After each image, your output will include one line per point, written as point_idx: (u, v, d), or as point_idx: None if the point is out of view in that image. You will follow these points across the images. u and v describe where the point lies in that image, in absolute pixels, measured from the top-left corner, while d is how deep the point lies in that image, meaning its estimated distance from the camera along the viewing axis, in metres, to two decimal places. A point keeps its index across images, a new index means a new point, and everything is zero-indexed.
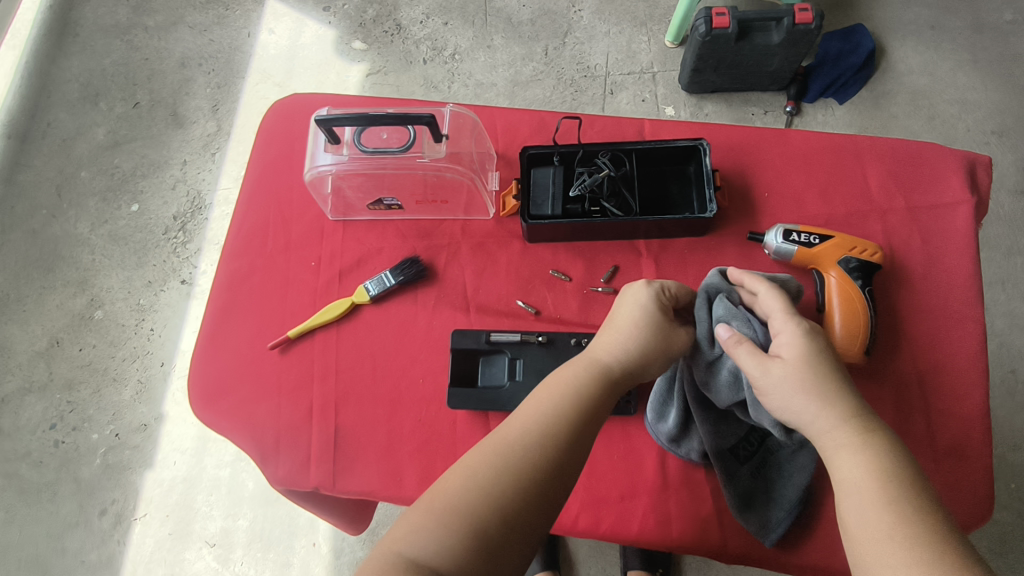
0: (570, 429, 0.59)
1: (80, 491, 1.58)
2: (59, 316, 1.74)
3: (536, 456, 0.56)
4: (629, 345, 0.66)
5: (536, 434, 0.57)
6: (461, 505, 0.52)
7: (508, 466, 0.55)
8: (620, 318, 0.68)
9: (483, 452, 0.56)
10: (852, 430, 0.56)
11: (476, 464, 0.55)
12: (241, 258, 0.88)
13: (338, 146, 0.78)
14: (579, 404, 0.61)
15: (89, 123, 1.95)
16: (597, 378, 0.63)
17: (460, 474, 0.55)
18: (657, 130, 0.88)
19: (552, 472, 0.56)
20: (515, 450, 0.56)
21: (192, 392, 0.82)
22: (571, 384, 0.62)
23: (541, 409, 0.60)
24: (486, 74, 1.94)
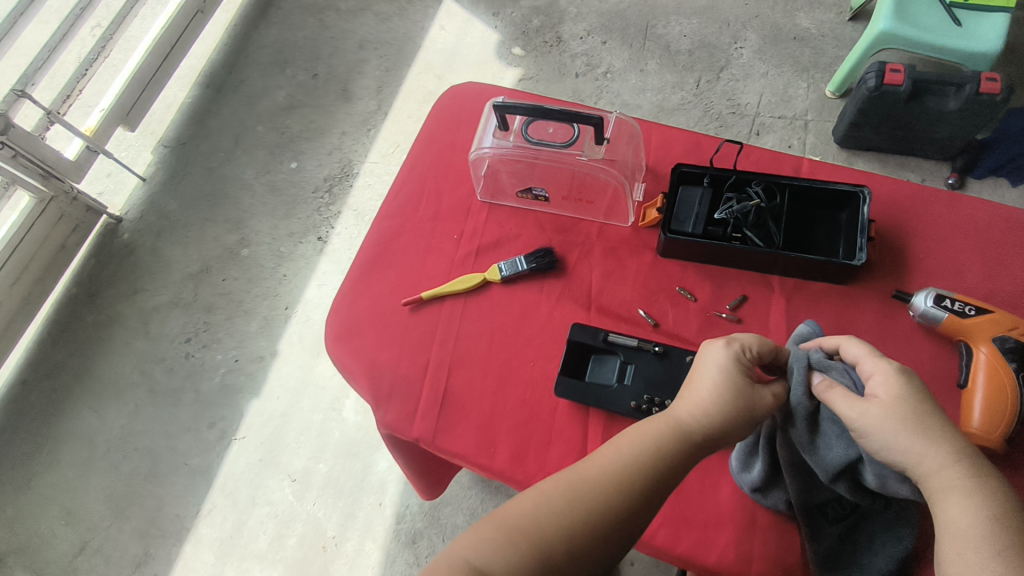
0: (636, 481, 0.60)
1: (198, 402, 1.76)
2: (213, 246, 1.97)
3: (599, 503, 0.59)
4: (705, 406, 0.63)
5: (602, 482, 0.60)
6: (523, 531, 0.58)
7: (571, 506, 0.59)
8: (700, 376, 0.65)
9: (551, 487, 0.61)
10: (961, 476, 0.53)
11: (544, 497, 0.60)
12: (394, 219, 0.97)
13: (506, 132, 0.85)
14: (647, 459, 0.61)
15: (274, 85, 2.20)
16: (670, 436, 0.62)
17: (529, 503, 0.60)
18: (814, 171, 0.87)
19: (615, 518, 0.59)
20: (581, 491, 0.60)
21: (329, 329, 0.92)
22: (642, 438, 0.62)
23: (611, 456, 0.62)
24: (633, 95, 1.97)
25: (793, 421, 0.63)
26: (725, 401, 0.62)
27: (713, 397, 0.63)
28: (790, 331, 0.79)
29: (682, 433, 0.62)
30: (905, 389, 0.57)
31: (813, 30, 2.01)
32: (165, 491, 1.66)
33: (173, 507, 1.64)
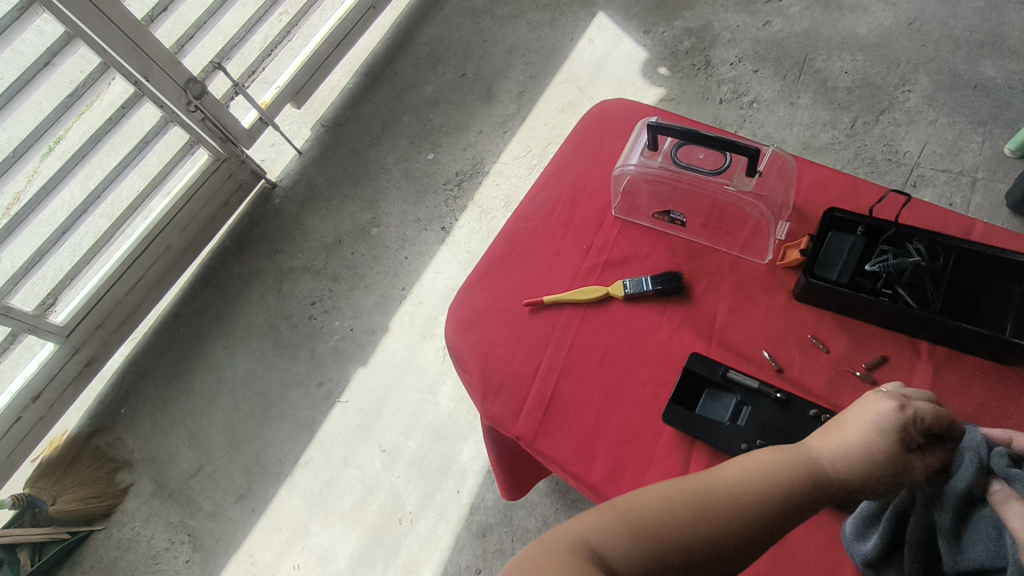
0: (769, 507, 0.60)
1: (311, 360, 1.91)
2: (348, 222, 2.13)
3: (730, 518, 0.59)
4: (852, 457, 0.63)
5: (737, 499, 0.60)
6: (654, 523, 0.58)
7: (702, 512, 0.59)
8: (852, 427, 0.65)
9: (682, 489, 0.61)
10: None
11: (677, 496, 0.60)
12: (527, 223, 1.01)
13: (654, 152, 0.85)
14: (784, 490, 0.61)
15: (424, 80, 2.34)
16: (810, 476, 0.63)
17: (660, 498, 0.60)
18: (986, 236, 0.79)
19: (741, 535, 0.59)
20: (716, 501, 0.60)
21: (451, 317, 0.98)
22: (780, 469, 0.63)
23: (749, 477, 0.62)
24: (778, 128, 1.88)
25: (939, 510, 0.59)
26: (877, 458, 0.63)
27: (866, 451, 0.63)
28: None
29: (824, 477, 0.63)
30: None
31: (999, 79, 1.82)
32: (271, 435, 1.82)
33: (277, 451, 1.79)
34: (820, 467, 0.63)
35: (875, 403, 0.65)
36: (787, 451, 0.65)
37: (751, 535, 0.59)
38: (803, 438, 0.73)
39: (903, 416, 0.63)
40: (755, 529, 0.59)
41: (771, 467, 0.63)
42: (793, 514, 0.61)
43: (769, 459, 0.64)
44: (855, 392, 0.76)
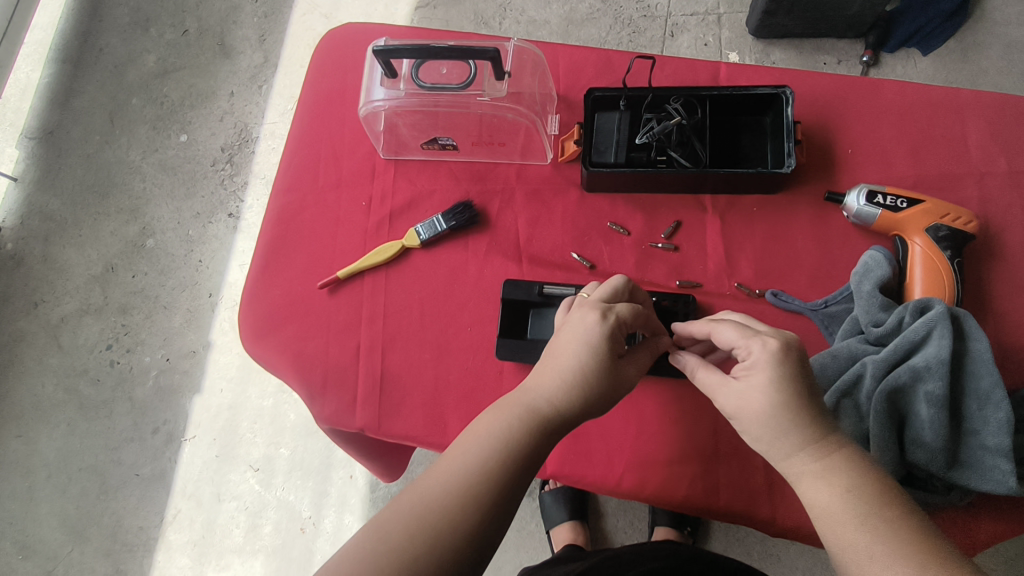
0: (498, 482, 0.54)
1: (134, 409, 1.63)
2: (113, 242, 1.76)
3: (458, 514, 0.51)
4: (565, 391, 0.60)
5: (461, 488, 0.53)
6: None
7: (425, 523, 0.50)
8: (561, 357, 0.62)
9: (400, 505, 0.52)
10: (814, 458, 0.56)
11: (391, 524, 0.50)
12: (292, 193, 0.86)
13: (394, 80, 0.74)
14: (507, 462, 0.55)
15: (140, 50, 1.91)
16: (532, 430, 0.58)
17: (374, 532, 0.50)
18: (733, 76, 0.81)
19: (479, 526, 0.52)
20: (432, 504, 0.52)
21: (243, 326, 0.82)
22: (500, 441, 0.57)
23: (466, 457, 0.55)
24: (539, 10, 1.77)
25: (921, 378, 0.61)
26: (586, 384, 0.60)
27: (576, 378, 0.60)
28: (727, 252, 0.76)
29: (542, 422, 0.59)
30: (784, 371, 0.57)
31: None
32: (120, 505, 1.56)
33: (134, 519, 1.54)
34: (535, 417, 0.58)
35: (576, 326, 0.62)
36: (506, 416, 0.59)
37: (486, 528, 0.52)
38: None
39: (607, 331, 0.61)
40: (492, 512, 0.52)
41: (489, 444, 0.56)
42: (523, 476, 0.56)
43: (484, 428, 0.58)
44: (661, 264, 0.77)
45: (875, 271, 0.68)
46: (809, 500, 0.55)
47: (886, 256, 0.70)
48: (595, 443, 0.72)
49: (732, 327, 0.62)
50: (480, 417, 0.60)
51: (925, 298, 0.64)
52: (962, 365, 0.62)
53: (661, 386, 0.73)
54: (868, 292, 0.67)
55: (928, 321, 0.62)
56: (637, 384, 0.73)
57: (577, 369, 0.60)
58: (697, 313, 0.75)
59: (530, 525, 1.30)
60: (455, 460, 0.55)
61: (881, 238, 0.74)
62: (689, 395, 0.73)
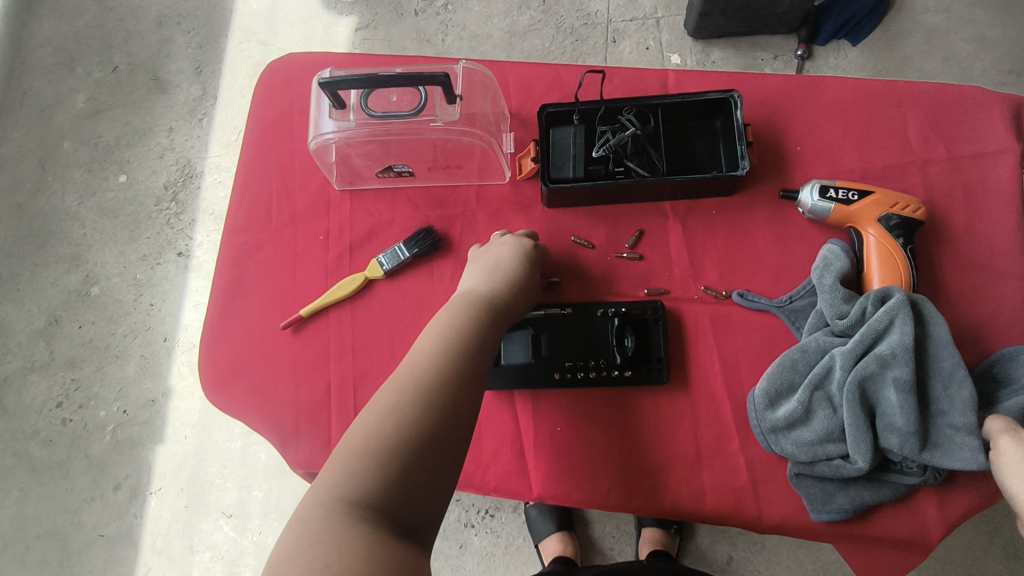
0: (471, 346, 0.58)
1: (92, 467, 1.54)
2: (54, 293, 1.67)
3: (446, 372, 0.55)
4: (504, 282, 0.67)
5: (440, 359, 0.56)
6: (396, 438, 0.49)
7: (423, 392, 0.53)
8: (494, 263, 0.69)
9: (391, 382, 0.54)
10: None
11: (397, 405, 0.51)
12: (245, 233, 0.83)
13: (343, 111, 0.72)
14: (471, 328, 0.60)
15: (67, 90, 1.83)
16: (483, 305, 0.63)
17: (383, 412, 0.51)
18: (681, 83, 0.82)
19: (465, 380, 0.55)
20: (421, 371, 0.55)
21: (203, 376, 0.79)
22: (459, 317, 0.61)
23: (435, 335, 0.59)
24: (481, 25, 1.75)
25: (886, 366, 0.63)
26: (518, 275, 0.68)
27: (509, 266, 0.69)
28: (692, 257, 0.77)
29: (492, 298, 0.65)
30: None
31: None
32: (85, 570, 1.47)
33: None
34: (485, 298, 0.64)
35: (497, 245, 0.72)
36: (459, 304, 0.64)
37: (469, 372, 0.56)
38: (600, 338, 0.74)
39: (520, 242, 0.72)
40: (474, 370, 0.56)
41: (447, 321, 0.61)
42: (489, 333, 0.61)
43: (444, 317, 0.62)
44: (628, 274, 0.78)
45: (836, 261, 0.70)
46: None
47: (844, 249, 0.72)
48: (579, 460, 0.71)
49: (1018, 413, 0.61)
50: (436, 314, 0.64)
51: (885, 287, 0.66)
52: (925, 348, 0.64)
53: (638, 397, 0.73)
54: (830, 285, 0.69)
55: (889, 310, 0.64)
56: (614, 397, 0.73)
57: (506, 266, 0.69)
58: (667, 319, 0.75)
59: (518, 540, 1.27)
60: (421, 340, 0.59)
61: (838, 231, 0.76)
62: (667, 402, 0.73)
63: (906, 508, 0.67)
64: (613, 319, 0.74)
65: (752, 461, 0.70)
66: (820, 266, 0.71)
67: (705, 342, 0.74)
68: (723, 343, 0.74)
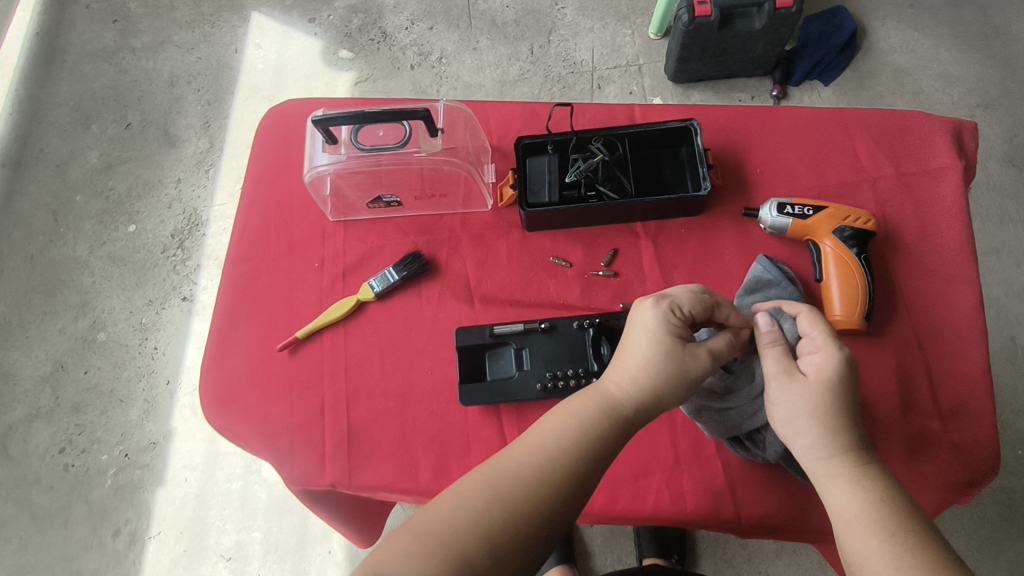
0: (576, 472, 0.57)
1: (93, 512, 1.55)
2: (62, 340, 1.72)
3: (534, 491, 0.55)
4: (637, 381, 0.62)
5: (540, 480, 0.55)
6: (450, 539, 0.51)
7: (506, 509, 0.53)
8: (633, 345, 0.64)
9: (481, 480, 0.55)
10: (852, 464, 0.59)
11: (472, 505, 0.53)
12: (245, 263, 0.88)
13: (336, 146, 0.80)
14: (584, 448, 0.58)
15: (83, 147, 1.93)
16: (603, 414, 0.61)
17: (454, 507, 0.54)
18: (648, 114, 0.89)
19: (553, 514, 0.54)
20: (516, 482, 0.55)
21: (203, 398, 0.83)
22: (574, 428, 0.59)
23: (547, 443, 0.58)
24: (473, 75, 1.86)
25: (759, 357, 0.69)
26: (654, 371, 0.62)
27: (654, 366, 0.62)
28: (663, 273, 0.82)
29: (618, 412, 0.61)
30: None
31: None
32: None
33: None
34: (611, 404, 0.61)
35: (638, 311, 0.66)
36: (584, 403, 0.62)
37: (562, 505, 0.55)
38: (577, 348, 0.77)
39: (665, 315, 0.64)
40: (567, 503, 0.55)
41: (561, 429, 0.59)
42: (601, 458, 0.58)
43: (564, 416, 0.61)
44: (604, 290, 0.82)
45: (783, 282, 0.76)
46: (833, 507, 0.58)
47: (772, 263, 0.78)
48: None
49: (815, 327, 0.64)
50: (561, 404, 0.63)
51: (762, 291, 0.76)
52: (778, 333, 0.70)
53: None
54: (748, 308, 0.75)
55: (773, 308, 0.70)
56: None
57: (646, 352, 0.63)
58: None
59: None
60: (536, 439, 0.59)
61: (798, 244, 0.81)
62: None
63: None
64: (588, 330, 0.78)
65: (729, 463, 0.73)
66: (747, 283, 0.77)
67: None
68: None
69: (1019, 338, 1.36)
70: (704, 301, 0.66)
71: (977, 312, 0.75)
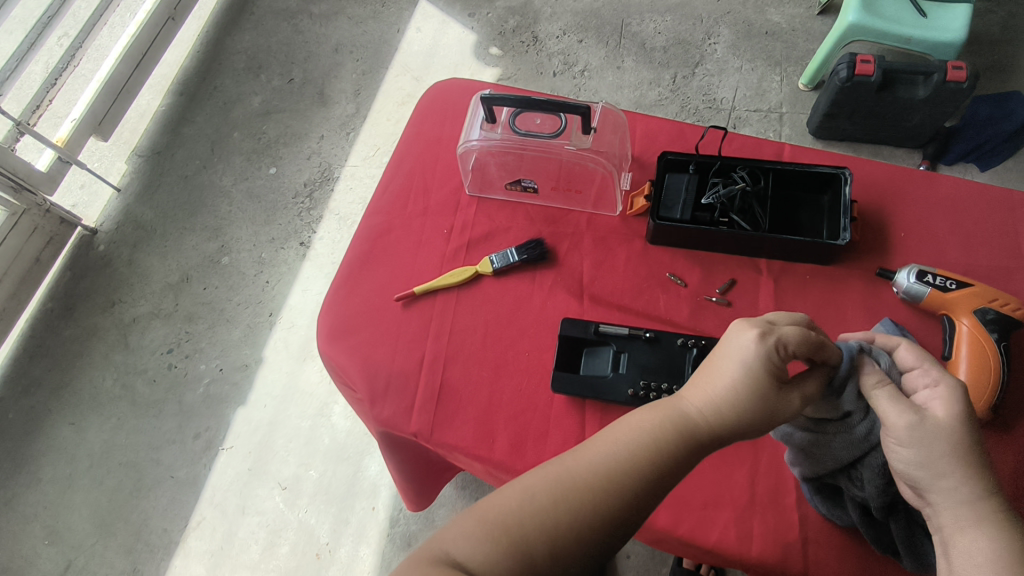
0: (639, 483, 0.54)
1: (181, 413, 1.70)
2: (193, 255, 1.91)
3: (596, 495, 0.53)
4: (719, 408, 0.58)
5: (607, 484, 0.54)
6: (512, 528, 0.52)
7: (573, 508, 0.52)
8: (722, 370, 0.59)
9: (547, 474, 0.55)
10: (999, 510, 0.54)
11: (534, 495, 0.53)
12: (383, 215, 0.96)
13: (493, 125, 0.85)
14: (653, 461, 0.55)
15: (249, 91, 2.14)
16: (676, 433, 0.57)
17: (517, 495, 0.54)
18: (796, 156, 0.88)
19: (617, 520, 0.53)
20: (580, 484, 0.54)
21: (320, 327, 0.91)
22: (645, 440, 0.56)
23: (615, 447, 0.56)
24: (611, 92, 1.89)
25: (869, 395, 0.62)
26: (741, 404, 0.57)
27: (739, 400, 0.57)
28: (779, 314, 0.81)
29: (693, 435, 0.57)
30: None
31: (784, 24, 1.94)
32: (149, 505, 1.59)
33: (159, 520, 1.57)
34: (686, 424, 0.57)
35: (736, 335, 0.59)
36: (657, 416, 0.58)
37: (622, 512, 0.53)
38: (675, 365, 0.78)
39: (768, 348, 0.57)
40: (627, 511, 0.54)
41: (630, 436, 0.56)
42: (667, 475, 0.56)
43: (635, 424, 0.58)
44: (714, 317, 0.82)
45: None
46: (958, 551, 0.54)
47: (895, 329, 0.75)
48: None
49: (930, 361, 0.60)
50: (631, 412, 0.60)
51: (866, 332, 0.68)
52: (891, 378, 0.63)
53: None
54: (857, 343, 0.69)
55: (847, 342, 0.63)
56: None
57: (736, 382, 0.57)
58: None
59: None
60: (605, 440, 0.56)
61: (932, 317, 0.78)
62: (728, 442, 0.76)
63: None
64: (691, 350, 0.78)
65: (807, 518, 0.71)
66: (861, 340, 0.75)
67: None
68: None
69: None
70: (813, 340, 0.58)
71: None
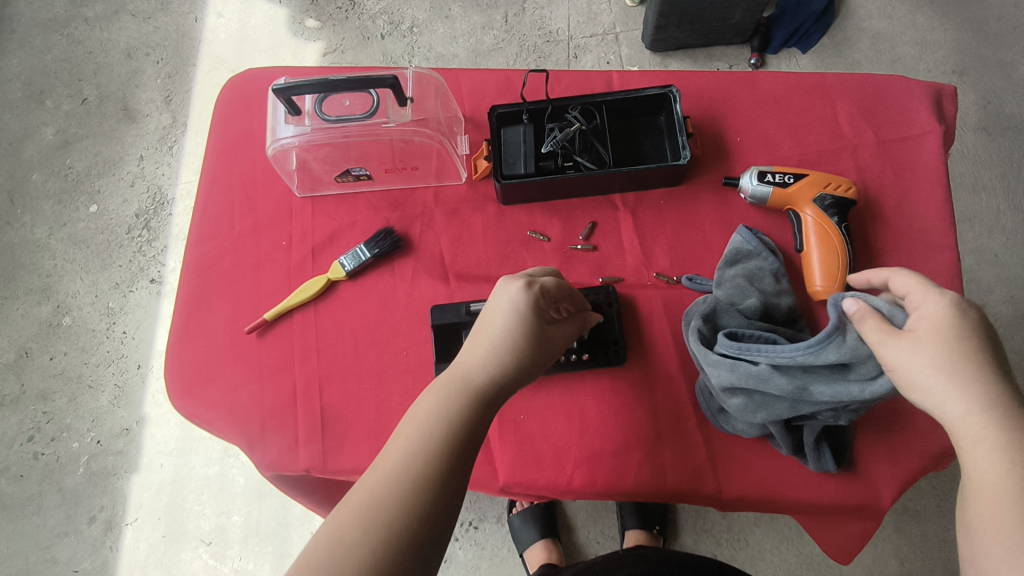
0: (454, 449, 0.54)
1: (66, 501, 1.50)
2: (25, 325, 1.65)
3: (422, 479, 0.51)
4: (500, 360, 0.61)
5: (429, 453, 0.53)
6: (356, 543, 0.47)
7: (412, 489, 0.50)
8: (492, 328, 0.62)
9: (376, 480, 0.51)
10: (1014, 419, 0.50)
11: (365, 501, 0.49)
12: (209, 241, 0.84)
13: (299, 116, 0.75)
14: (457, 425, 0.55)
15: (37, 123, 1.83)
16: (471, 393, 0.58)
17: (356, 514, 0.49)
18: (625, 82, 0.86)
19: (445, 494, 0.51)
20: (401, 474, 0.51)
21: (169, 383, 0.79)
22: (445, 410, 0.56)
23: (420, 428, 0.55)
24: (446, 45, 1.79)
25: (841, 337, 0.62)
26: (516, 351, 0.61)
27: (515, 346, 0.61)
28: (643, 246, 0.81)
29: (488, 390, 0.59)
30: None
31: None
32: None
33: None
34: (478, 382, 0.59)
35: (499, 296, 0.63)
36: (451, 386, 0.59)
37: (448, 488, 0.51)
38: None
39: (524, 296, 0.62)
40: (451, 482, 0.52)
41: (429, 412, 0.56)
42: (475, 432, 0.56)
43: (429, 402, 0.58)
44: (583, 264, 0.81)
45: (763, 252, 0.75)
46: (970, 466, 0.51)
47: (750, 236, 0.76)
48: (543, 446, 0.73)
49: (925, 285, 0.59)
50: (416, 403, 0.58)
51: (732, 249, 0.75)
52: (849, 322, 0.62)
53: (598, 381, 0.75)
54: (731, 275, 0.74)
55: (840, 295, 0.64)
56: (574, 381, 0.75)
57: (507, 333, 0.61)
58: (619, 304, 0.78)
59: (502, 551, 1.27)
60: (406, 428, 0.55)
61: (779, 214, 0.80)
62: (623, 385, 0.75)
63: (860, 477, 0.69)
64: None
65: (710, 437, 0.72)
66: (727, 256, 0.75)
67: (658, 325, 0.77)
68: (675, 326, 0.77)
69: (991, 305, 1.37)
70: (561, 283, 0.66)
71: (956, 280, 0.75)
